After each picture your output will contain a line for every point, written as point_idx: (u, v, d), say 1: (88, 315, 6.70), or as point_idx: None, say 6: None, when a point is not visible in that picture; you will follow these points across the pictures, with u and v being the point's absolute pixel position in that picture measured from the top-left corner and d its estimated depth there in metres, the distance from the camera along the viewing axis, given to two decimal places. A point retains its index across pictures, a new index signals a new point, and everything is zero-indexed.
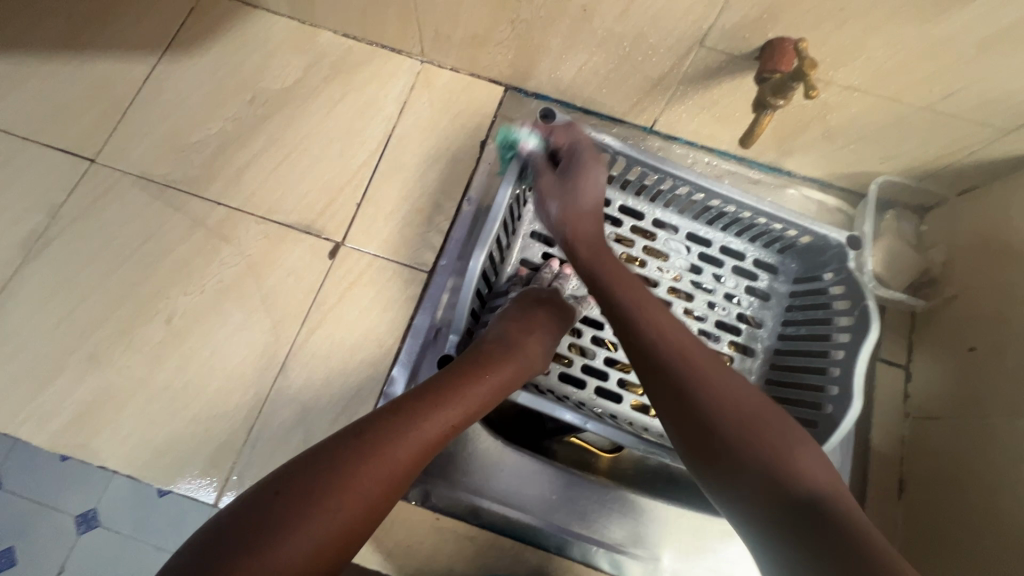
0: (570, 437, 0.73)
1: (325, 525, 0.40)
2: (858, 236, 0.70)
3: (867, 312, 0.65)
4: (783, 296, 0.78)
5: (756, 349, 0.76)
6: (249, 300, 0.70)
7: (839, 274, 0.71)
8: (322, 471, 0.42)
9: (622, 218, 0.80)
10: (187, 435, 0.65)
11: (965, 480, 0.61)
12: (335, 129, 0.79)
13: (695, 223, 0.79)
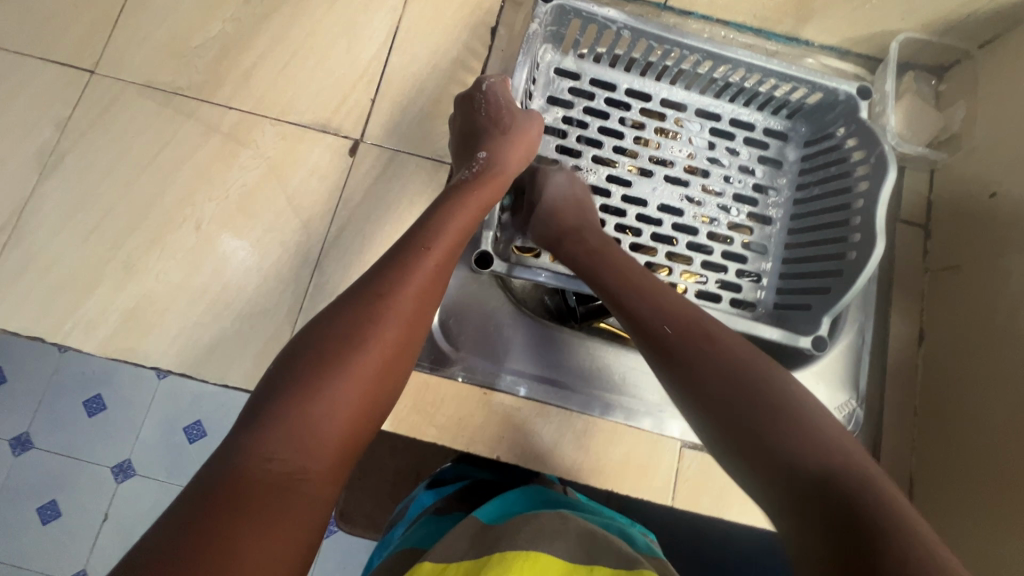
0: (600, 322, 0.71)
1: (321, 405, 0.41)
2: (867, 85, 0.71)
3: (884, 157, 0.65)
4: (794, 161, 0.77)
5: (774, 215, 0.76)
6: (275, 202, 0.70)
7: (852, 127, 0.71)
8: (308, 360, 0.44)
9: (629, 101, 0.77)
10: (234, 332, 0.66)
11: (989, 312, 0.64)
12: (340, 24, 0.76)
13: (703, 96, 0.78)
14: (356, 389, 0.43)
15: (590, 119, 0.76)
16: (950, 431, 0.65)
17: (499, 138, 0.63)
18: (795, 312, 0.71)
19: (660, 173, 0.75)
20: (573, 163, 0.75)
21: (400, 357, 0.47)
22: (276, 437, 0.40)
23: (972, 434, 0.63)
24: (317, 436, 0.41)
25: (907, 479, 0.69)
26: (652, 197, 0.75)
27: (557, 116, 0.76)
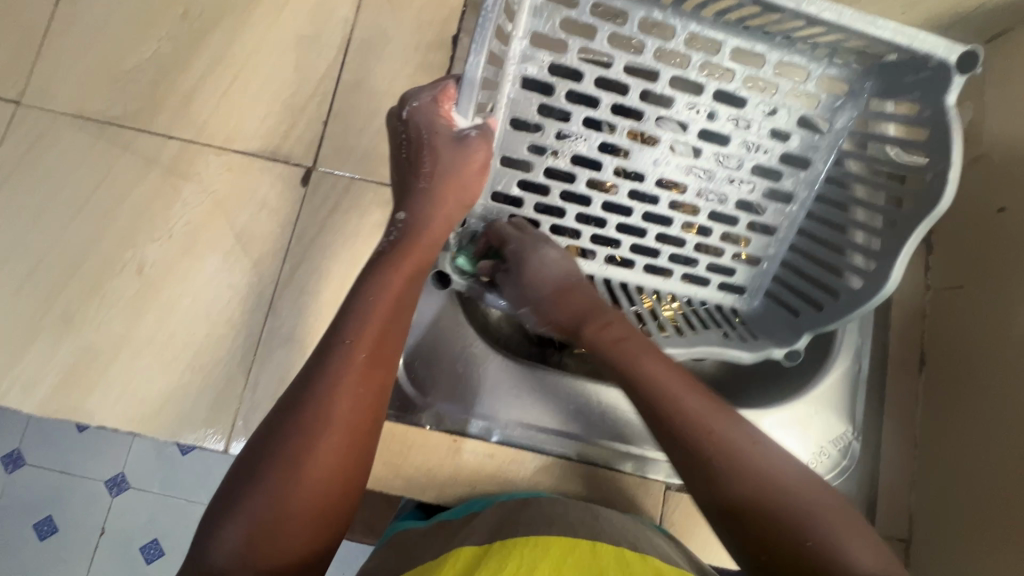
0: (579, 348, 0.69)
1: (267, 518, 0.38)
2: (980, 49, 0.45)
3: (942, 181, 0.48)
4: (846, 126, 0.58)
5: (798, 192, 0.61)
6: (222, 241, 0.65)
7: (927, 110, 0.49)
8: (249, 465, 0.40)
9: (643, 36, 0.52)
10: (185, 385, 0.62)
11: (999, 340, 0.59)
12: (286, 39, 0.69)
13: (741, 36, 0.54)
14: (299, 491, 0.39)
15: (586, 66, 0.53)
16: (952, 467, 0.61)
17: (424, 190, 0.53)
18: (782, 313, 0.62)
19: (668, 137, 0.57)
20: (558, 129, 0.56)
21: (348, 440, 0.42)
22: (229, 555, 0.38)
23: (975, 474, 0.58)
24: (273, 541, 0.38)
25: (906, 517, 0.64)
26: (653, 168, 0.59)
27: (544, 65, 0.55)
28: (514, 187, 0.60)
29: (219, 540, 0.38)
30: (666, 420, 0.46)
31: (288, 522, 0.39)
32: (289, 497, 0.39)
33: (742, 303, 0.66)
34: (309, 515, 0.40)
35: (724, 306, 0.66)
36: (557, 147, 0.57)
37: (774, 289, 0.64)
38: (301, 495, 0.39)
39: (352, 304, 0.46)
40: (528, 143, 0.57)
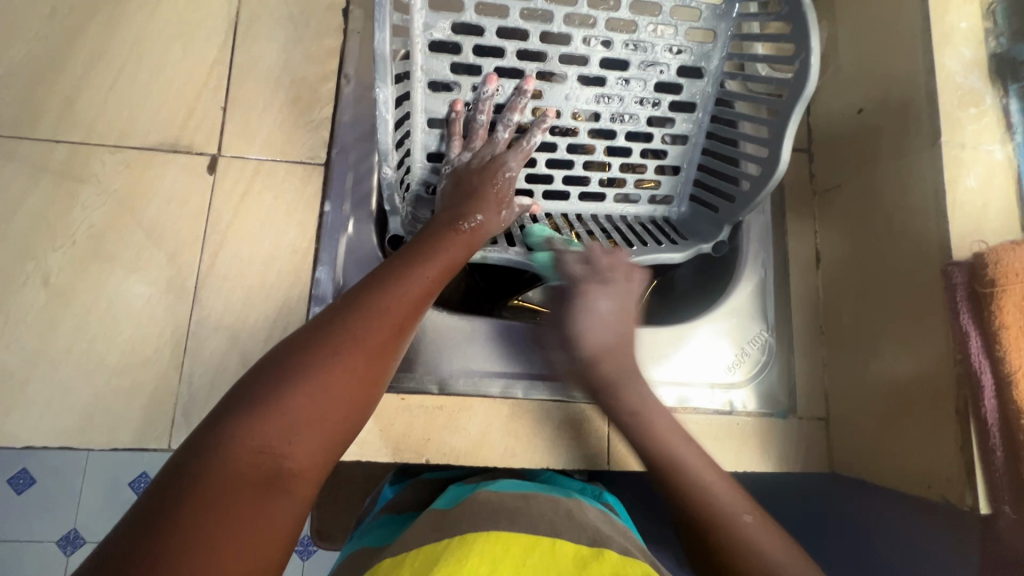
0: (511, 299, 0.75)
1: (318, 395, 0.39)
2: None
3: (803, 79, 0.58)
4: (728, 33, 0.66)
5: (699, 100, 0.69)
6: (132, 240, 0.63)
7: (786, 8, 0.58)
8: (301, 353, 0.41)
9: None
10: (115, 390, 0.60)
11: (874, 222, 0.65)
12: (168, 27, 0.68)
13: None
14: (353, 374, 0.41)
15: (484, 20, 0.62)
16: (850, 344, 0.67)
17: (493, 205, 0.65)
18: (703, 211, 0.73)
19: (574, 72, 0.66)
20: (472, 83, 0.66)
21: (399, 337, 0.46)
22: (270, 426, 0.37)
23: (866, 345, 0.65)
24: (313, 429, 0.39)
25: (822, 397, 0.71)
26: (566, 105, 0.68)
27: (445, 26, 0.63)
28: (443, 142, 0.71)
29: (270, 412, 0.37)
30: (672, 483, 0.51)
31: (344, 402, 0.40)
32: (341, 376, 0.40)
33: (671, 213, 0.76)
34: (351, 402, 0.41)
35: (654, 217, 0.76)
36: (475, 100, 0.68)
37: (695, 196, 0.74)
38: (352, 383, 0.41)
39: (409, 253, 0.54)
40: (446, 99, 0.67)
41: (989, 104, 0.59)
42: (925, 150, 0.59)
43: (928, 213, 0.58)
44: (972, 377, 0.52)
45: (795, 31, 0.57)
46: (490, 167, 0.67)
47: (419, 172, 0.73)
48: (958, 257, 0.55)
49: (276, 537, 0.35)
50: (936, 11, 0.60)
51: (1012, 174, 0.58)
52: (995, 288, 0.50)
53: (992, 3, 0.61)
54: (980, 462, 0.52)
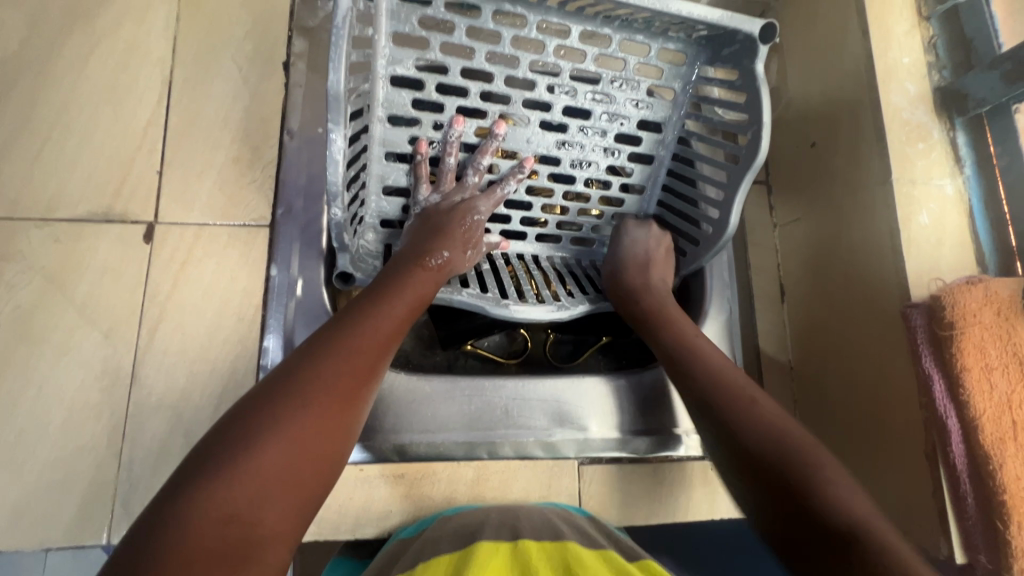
0: (467, 347, 0.75)
1: (287, 455, 0.39)
2: (773, 22, 0.58)
3: (758, 140, 0.62)
4: (689, 93, 0.68)
5: (659, 152, 0.71)
6: (63, 320, 0.59)
7: (741, 77, 0.63)
8: (264, 412, 0.40)
9: (499, 30, 0.60)
10: (47, 484, 0.56)
11: (830, 260, 0.65)
12: (97, 90, 0.65)
13: (586, 21, 0.62)
14: (321, 429, 0.41)
15: (449, 60, 0.61)
16: (820, 382, 0.66)
17: (461, 238, 0.65)
18: None
19: (536, 119, 0.66)
20: (435, 122, 0.64)
21: (363, 384, 0.46)
22: (239, 491, 0.37)
23: (835, 385, 0.63)
24: (283, 489, 0.38)
25: None
26: (527, 148, 0.68)
27: (410, 64, 0.60)
28: (403, 177, 0.67)
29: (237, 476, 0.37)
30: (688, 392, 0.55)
31: (314, 459, 0.40)
32: (309, 432, 0.40)
33: None
34: (319, 459, 0.41)
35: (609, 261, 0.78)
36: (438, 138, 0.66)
37: None
38: (320, 438, 0.41)
39: (372, 291, 0.54)
40: (407, 135, 0.64)
41: (937, 138, 0.59)
42: (880, 187, 0.58)
43: (885, 252, 0.57)
44: (938, 421, 0.51)
45: (751, 94, 0.62)
46: (459, 209, 0.66)
47: (374, 205, 0.69)
48: (916, 297, 0.54)
49: None
50: (878, 48, 0.60)
51: (965, 208, 0.58)
52: (954, 330, 0.50)
53: (932, 36, 0.61)
54: (952, 509, 0.51)
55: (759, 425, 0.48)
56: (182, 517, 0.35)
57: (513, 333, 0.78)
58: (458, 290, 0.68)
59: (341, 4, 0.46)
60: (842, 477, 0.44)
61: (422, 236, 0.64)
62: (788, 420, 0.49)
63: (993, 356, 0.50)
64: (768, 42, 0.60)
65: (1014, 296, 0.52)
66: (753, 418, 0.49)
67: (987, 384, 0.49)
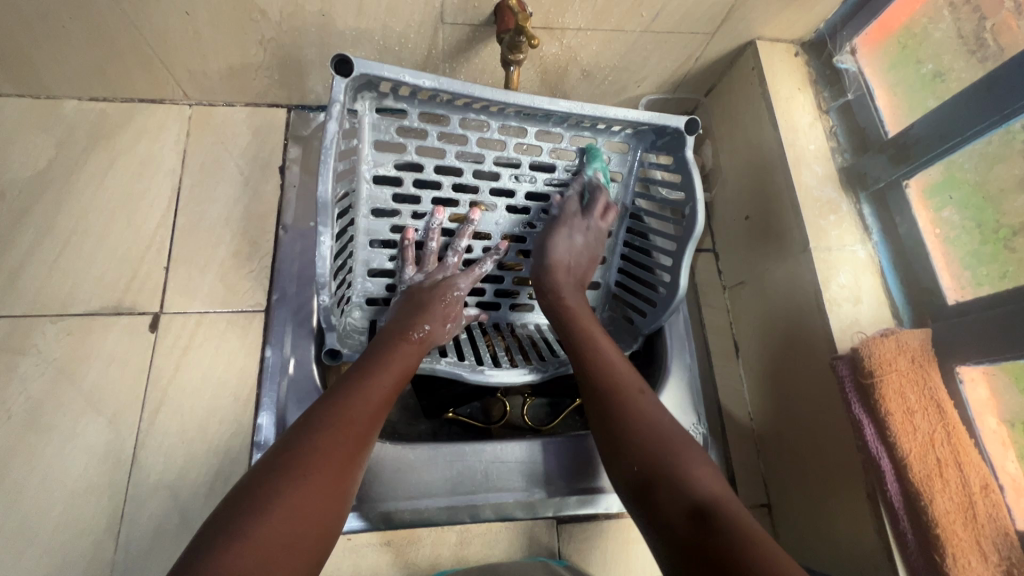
0: (449, 414, 0.80)
1: (289, 523, 0.43)
2: (696, 117, 0.70)
3: (695, 214, 0.72)
4: (634, 175, 0.79)
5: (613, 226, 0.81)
6: (70, 407, 0.64)
7: (675, 163, 0.74)
8: (269, 483, 0.45)
9: (466, 134, 0.70)
10: (43, 570, 0.58)
11: (772, 316, 0.72)
12: (114, 198, 0.73)
13: (541, 124, 0.71)
14: (319, 497, 0.46)
15: (424, 160, 0.71)
16: (776, 431, 0.71)
17: (444, 311, 0.71)
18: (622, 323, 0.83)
19: (502, 204, 0.76)
20: (413, 211, 0.74)
21: (357, 453, 0.51)
22: (246, 558, 0.40)
23: (790, 431, 0.69)
24: (286, 554, 0.42)
25: (762, 483, 0.73)
26: (496, 229, 0.78)
27: (389, 165, 0.70)
28: (387, 260, 0.75)
29: (245, 543, 0.41)
30: (582, 369, 0.61)
31: (313, 525, 0.45)
32: (307, 499, 0.45)
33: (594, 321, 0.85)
34: (318, 524, 0.45)
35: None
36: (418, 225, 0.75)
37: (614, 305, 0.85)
38: (319, 503, 0.46)
39: (366, 364, 0.60)
40: (388, 224, 0.73)
41: (845, 210, 0.68)
42: (802, 254, 0.67)
43: (813, 310, 0.65)
44: (874, 462, 0.56)
45: (684, 176, 0.73)
46: (439, 286, 0.72)
47: (361, 286, 0.76)
48: (841, 349, 0.61)
49: None
50: (788, 139, 0.71)
51: (876, 269, 0.66)
52: (874, 378, 0.56)
53: (833, 126, 0.73)
54: (897, 547, 0.55)
55: (643, 420, 0.55)
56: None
57: (492, 398, 0.83)
58: (437, 359, 0.74)
59: (329, 128, 0.57)
60: (705, 469, 0.50)
61: (408, 308, 0.70)
62: (669, 423, 0.55)
63: (912, 399, 0.56)
64: (694, 133, 0.71)
65: (925, 345, 0.59)
66: (637, 412, 0.56)
67: (909, 426, 0.55)
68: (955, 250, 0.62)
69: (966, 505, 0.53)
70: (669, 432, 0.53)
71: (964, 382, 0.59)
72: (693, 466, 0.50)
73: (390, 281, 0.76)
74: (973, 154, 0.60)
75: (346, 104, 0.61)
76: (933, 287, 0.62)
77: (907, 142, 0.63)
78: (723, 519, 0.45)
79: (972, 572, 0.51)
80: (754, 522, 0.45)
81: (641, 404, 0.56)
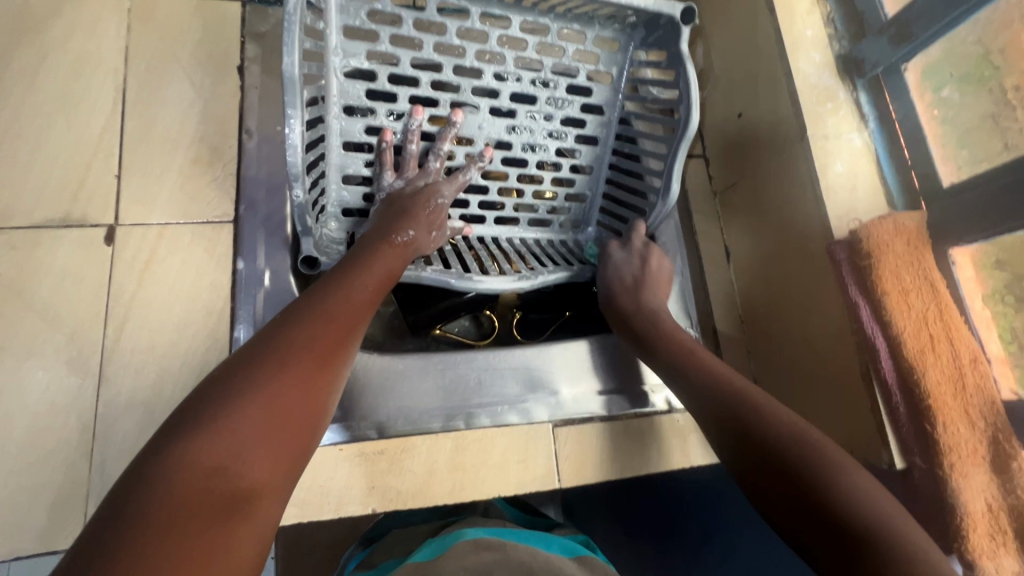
0: (436, 331, 0.78)
1: (267, 412, 0.40)
2: (691, 6, 0.65)
3: (688, 112, 0.68)
4: (625, 76, 0.74)
5: (600, 134, 0.78)
6: (23, 325, 0.58)
7: (669, 58, 0.70)
8: (244, 372, 0.41)
9: (445, 22, 0.65)
10: (11, 493, 0.54)
11: (765, 214, 0.71)
12: (48, 99, 0.65)
13: (525, 12, 0.68)
14: (303, 388, 0.43)
15: (399, 52, 0.66)
16: (767, 330, 0.71)
17: (426, 220, 0.67)
18: (609, 235, 0.81)
19: (485, 106, 0.71)
20: (390, 111, 0.68)
21: (340, 348, 0.48)
22: (220, 445, 0.37)
23: (781, 328, 0.69)
24: (267, 442, 0.39)
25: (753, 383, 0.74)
26: (479, 135, 0.73)
27: (362, 57, 0.65)
28: (364, 167, 0.71)
29: (220, 430, 0.38)
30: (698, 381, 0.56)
31: (298, 415, 0.42)
32: (288, 390, 0.42)
33: (580, 235, 0.83)
34: (300, 416, 0.42)
35: (567, 240, 0.82)
36: (396, 128, 0.70)
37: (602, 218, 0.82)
38: (301, 394, 0.43)
39: (344, 269, 0.56)
40: (363, 125, 0.68)
41: (842, 98, 0.66)
42: (799, 143, 0.64)
43: (809, 200, 0.63)
44: (869, 343, 0.57)
45: (677, 73, 0.68)
46: (422, 193, 0.68)
47: (336, 195, 0.71)
48: (838, 236, 0.61)
49: (246, 556, 0.36)
50: (785, 24, 0.67)
51: (873, 158, 0.64)
52: (870, 259, 0.56)
53: (830, 12, 0.69)
54: (888, 422, 0.56)
55: (788, 425, 0.49)
56: (163, 474, 0.35)
57: (480, 314, 0.81)
58: (423, 268, 0.71)
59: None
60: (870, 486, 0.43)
61: (389, 216, 0.65)
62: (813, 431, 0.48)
63: (907, 280, 0.56)
64: (689, 24, 0.66)
65: (920, 227, 0.58)
66: (782, 427, 0.48)
67: (903, 304, 0.55)
68: (951, 131, 0.61)
69: (956, 377, 0.54)
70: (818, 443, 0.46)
71: (954, 266, 0.59)
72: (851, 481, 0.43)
73: (368, 190, 0.72)
74: (977, 25, 0.58)
75: None
76: (928, 171, 0.61)
77: (909, 19, 0.61)
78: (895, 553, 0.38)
79: (960, 439, 0.53)
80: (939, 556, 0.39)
81: (768, 410, 0.50)
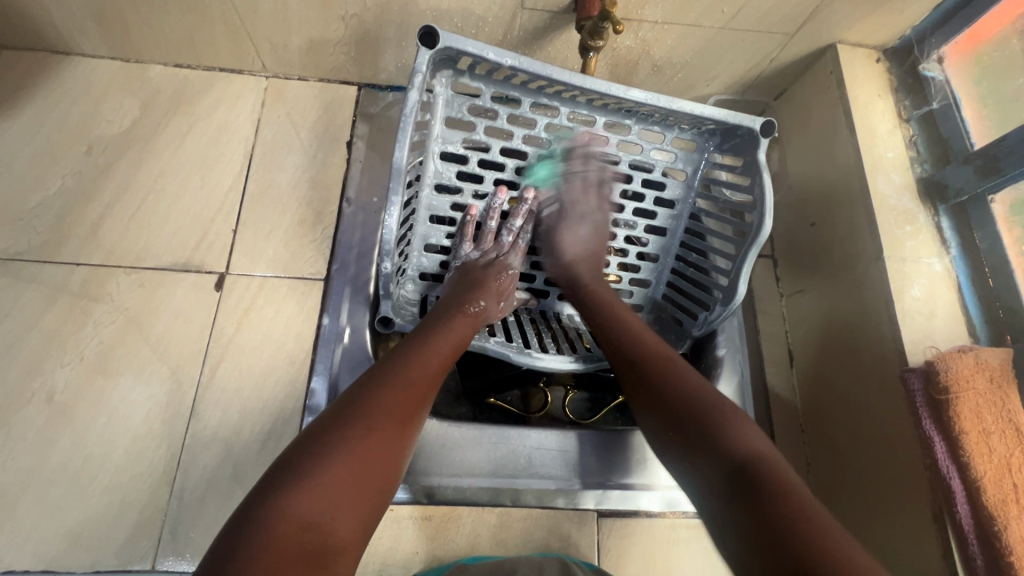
0: (490, 399, 0.79)
1: (352, 473, 0.44)
2: (771, 120, 0.68)
3: (762, 217, 0.69)
4: (700, 174, 0.77)
5: (670, 225, 0.80)
6: (138, 356, 0.66)
7: (745, 164, 0.72)
8: (336, 434, 0.45)
9: (536, 117, 0.70)
10: (102, 508, 0.60)
11: (835, 324, 0.70)
12: (189, 159, 0.76)
13: (610, 114, 0.72)
14: (383, 455, 0.46)
15: (490, 141, 0.71)
16: (829, 445, 0.69)
17: (496, 291, 0.71)
18: (669, 322, 0.81)
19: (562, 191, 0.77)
20: (474, 190, 0.74)
21: (417, 415, 0.51)
22: (312, 503, 0.41)
23: (846, 446, 0.66)
24: (349, 502, 0.43)
25: None
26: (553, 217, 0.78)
27: (457, 143, 0.72)
28: (444, 237, 0.77)
29: (311, 489, 0.41)
30: (614, 333, 0.63)
31: (377, 480, 0.45)
32: (371, 454, 0.45)
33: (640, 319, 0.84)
34: (379, 480, 0.45)
35: None
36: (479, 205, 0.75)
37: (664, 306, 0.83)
38: (382, 460, 0.46)
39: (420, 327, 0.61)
40: (449, 201, 0.74)
41: (922, 222, 0.66)
42: (876, 263, 0.64)
43: (883, 322, 0.63)
44: (942, 483, 0.54)
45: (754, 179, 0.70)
46: (494, 266, 0.72)
47: (416, 260, 0.77)
48: (913, 364, 0.59)
49: None
50: (865, 145, 0.69)
51: (953, 285, 0.63)
52: (949, 395, 0.54)
53: (912, 135, 0.70)
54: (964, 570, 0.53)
55: (686, 384, 0.54)
56: (264, 523, 0.39)
57: (533, 387, 0.82)
58: (487, 339, 0.74)
59: (409, 98, 0.60)
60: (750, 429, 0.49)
61: (469, 283, 0.70)
62: (706, 383, 0.54)
63: (989, 420, 0.54)
64: (768, 135, 0.69)
65: (1006, 365, 0.56)
66: (676, 376, 0.54)
67: (985, 447, 0.53)
68: None
69: None
70: (719, 396, 0.52)
71: None
72: (735, 419, 0.49)
73: (445, 258, 0.78)
74: None
75: (427, 78, 0.64)
76: (1014, 307, 0.60)
77: (996, 155, 0.61)
78: (763, 473, 0.44)
79: None
80: (792, 473, 0.45)
81: (676, 364, 0.56)
